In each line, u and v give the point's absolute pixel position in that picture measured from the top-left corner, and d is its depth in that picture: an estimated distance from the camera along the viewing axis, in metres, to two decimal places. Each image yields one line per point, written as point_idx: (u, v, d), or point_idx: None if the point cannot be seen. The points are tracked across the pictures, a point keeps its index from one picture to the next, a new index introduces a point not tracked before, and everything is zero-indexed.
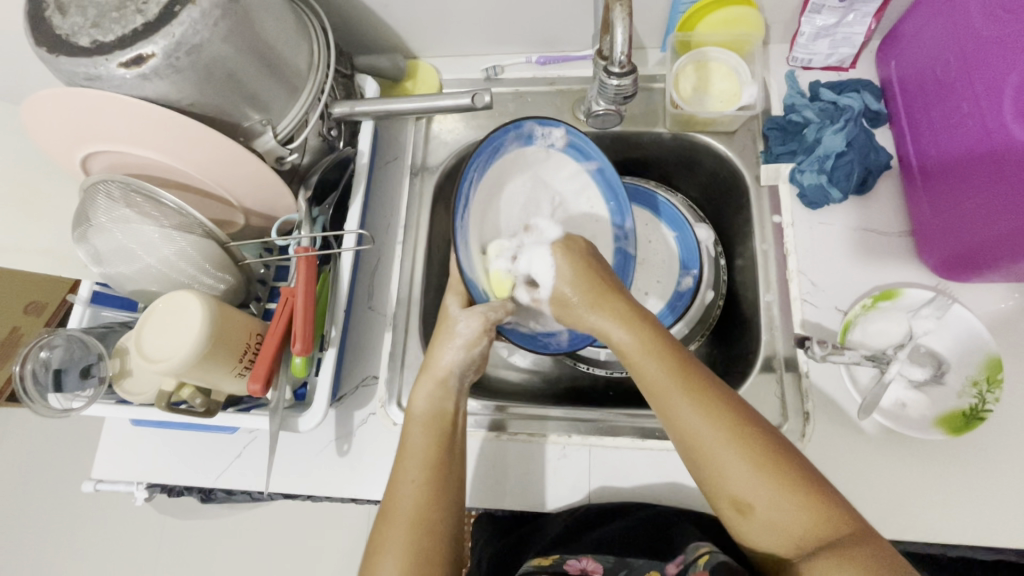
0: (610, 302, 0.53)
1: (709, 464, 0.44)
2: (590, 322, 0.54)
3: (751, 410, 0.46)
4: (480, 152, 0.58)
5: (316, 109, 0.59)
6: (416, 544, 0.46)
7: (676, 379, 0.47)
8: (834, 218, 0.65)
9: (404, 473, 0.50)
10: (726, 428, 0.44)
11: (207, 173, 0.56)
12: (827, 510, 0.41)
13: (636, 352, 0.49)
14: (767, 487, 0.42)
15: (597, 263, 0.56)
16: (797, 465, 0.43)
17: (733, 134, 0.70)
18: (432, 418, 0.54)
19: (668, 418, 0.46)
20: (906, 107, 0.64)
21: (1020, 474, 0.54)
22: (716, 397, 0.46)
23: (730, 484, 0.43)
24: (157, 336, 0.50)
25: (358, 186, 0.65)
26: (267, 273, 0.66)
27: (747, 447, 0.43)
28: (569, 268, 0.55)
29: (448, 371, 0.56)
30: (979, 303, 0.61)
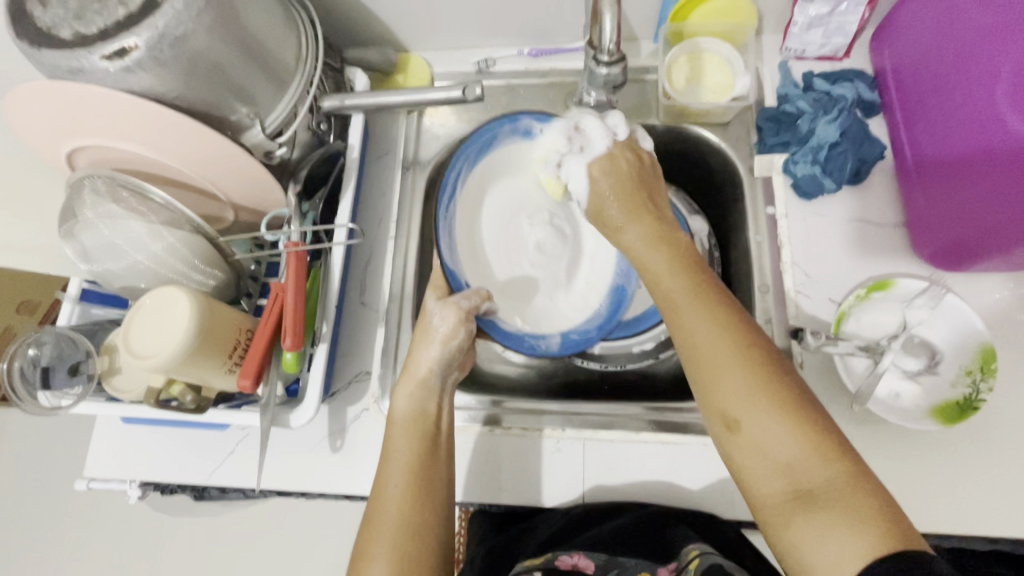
0: (650, 220, 0.53)
1: (704, 367, 0.43)
2: (624, 236, 0.54)
3: (771, 342, 0.43)
4: (474, 141, 0.66)
5: (304, 102, 0.59)
6: (400, 548, 0.46)
7: (693, 295, 0.46)
8: (828, 209, 0.65)
9: (387, 478, 0.50)
10: (731, 341, 0.42)
11: (194, 168, 0.55)
12: (824, 446, 0.38)
13: (661, 270, 0.49)
14: (761, 405, 0.40)
15: (642, 182, 0.57)
16: (801, 394, 0.40)
17: (726, 126, 0.70)
18: (413, 420, 0.54)
19: (676, 324, 0.46)
20: (900, 96, 0.63)
21: (1014, 464, 0.54)
22: (732, 317, 0.44)
23: (724, 396, 0.41)
24: (145, 333, 0.49)
25: (348, 180, 0.64)
26: (258, 269, 0.66)
27: (748, 366, 0.41)
28: (610, 175, 0.57)
29: (428, 371, 0.56)
30: (973, 293, 0.60)
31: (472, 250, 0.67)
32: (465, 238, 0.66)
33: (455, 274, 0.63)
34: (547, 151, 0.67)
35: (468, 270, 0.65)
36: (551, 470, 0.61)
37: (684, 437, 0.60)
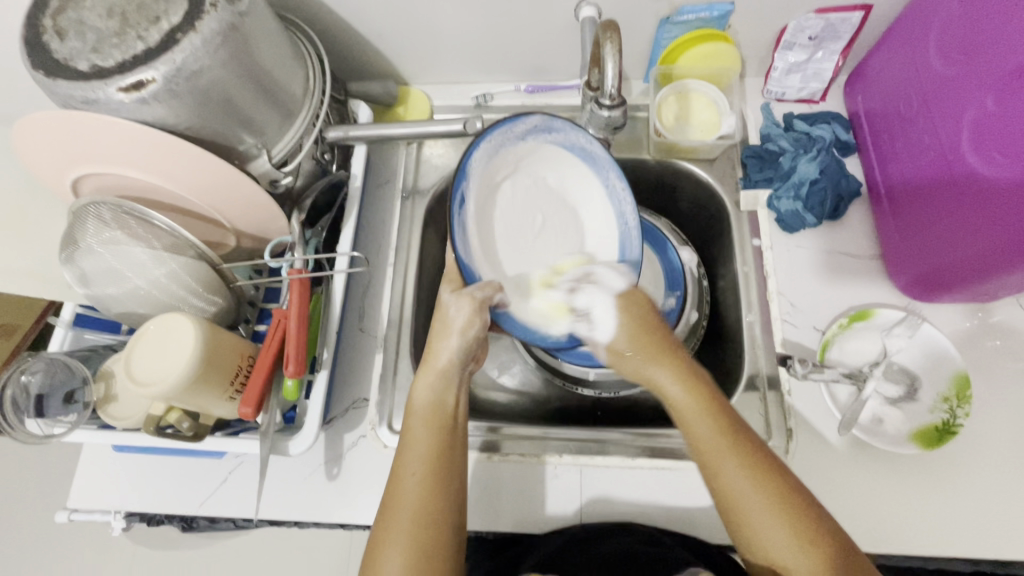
0: (674, 362, 0.55)
1: (746, 522, 0.46)
2: (652, 377, 0.56)
3: (784, 467, 0.49)
4: (493, 129, 0.58)
5: (310, 134, 0.61)
6: (416, 538, 0.47)
7: (726, 445, 0.49)
8: (810, 242, 0.68)
9: (406, 466, 0.51)
10: (770, 497, 0.46)
11: (199, 194, 0.56)
12: (840, 573, 0.43)
13: (692, 415, 0.51)
14: (800, 546, 0.44)
15: (659, 326, 0.59)
16: (829, 531, 0.45)
17: (712, 162, 0.73)
18: (431, 409, 0.54)
19: (715, 480, 0.49)
20: (872, 137, 0.68)
21: (989, 485, 0.57)
22: (763, 463, 0.48)
23: (767, 543, 0.45)
24: (147, 358, 0.49)
25: (351, 209, 0.65)
26: (257, 294, 0.66)
27: (788, 514, 0.45)
28: (629, 326, 0.59)
29: (449, 362, 0.57)
30: (946, 322, 0.64)
31: (487, 243, 0.59)
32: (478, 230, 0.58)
33: (469, 265, 0.56)
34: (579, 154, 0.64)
35: (482, 262, 0.58)
36: (548, 496, 0.61)
37: (679, 462, 0.61)
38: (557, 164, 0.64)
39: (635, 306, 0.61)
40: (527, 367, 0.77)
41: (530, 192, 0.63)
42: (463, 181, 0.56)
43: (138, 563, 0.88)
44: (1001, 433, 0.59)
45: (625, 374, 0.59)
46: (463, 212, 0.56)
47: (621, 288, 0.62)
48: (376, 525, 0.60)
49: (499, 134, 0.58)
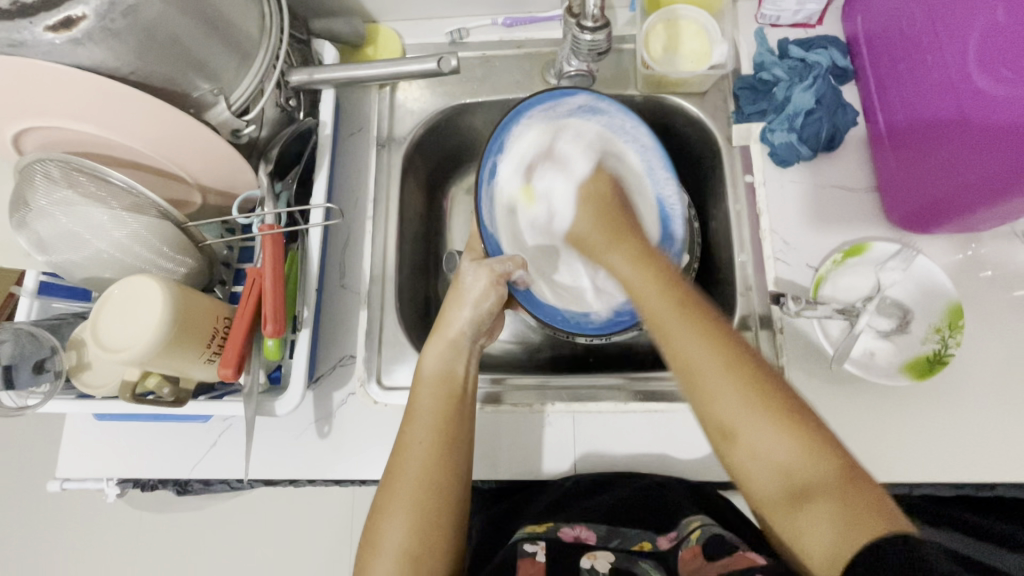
0: (626, 247, 0.57)
1: (707, 397, 0.44)
2: (610, 260, 0.58)
3: (746, 343, 0.46)
4: (536, 102, 0.64)
5: (271, 77, 0.56)
6: (421, 505, 0.49)
7: (672, 309, 0.49)
8: (803, 176, 0.66)
9: (410, 437, 0.52)
10: (723, 359, 0.44)
11: (155, 148, 0.52)
12: (794, 439, 0.41)
13: (640, 287, 0.53)
14: (754, 413, 0.42)
15: (616, 216, 0.61)
16: (789, 401, 0.42)
17: (703, 95, 0.69)
18: (440, 380, 0.55)
19: (665, 339, 0.48)
20: (872, 63, 0.64)
21: (977, 411, 0.57)
22: (715, 329, 0.46)
23: (719, 409, 0.43)
24: (115, 324, 0.47)
25: (322, 157, 0.62)
26: (230, 254, 0.63)
27: (740, 380, 0.43)
28: (588, 209, 0.63)
29: (460, 333, 0.58)
30: (939, 253, 0.63)
31: (508, 217, 0.68)
32: (501, 205, 0.68)
33: (494, 240, 0.65)
34: (615, 127, 0.65)
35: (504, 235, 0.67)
36: (543, 443, 0.61)
37: (672, 405, 0.60)
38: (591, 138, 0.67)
39: (593, 186, 0.64)
40: (518, 318, 0.75)
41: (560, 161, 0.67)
42: (486, 167, 0.65)
43: (127, 532, 0.86)
44: (990, 362, 0.59)
45: (591, 258, 0.62)
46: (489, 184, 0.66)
47: (581, 173, 0.65)
48: (371, 479, 0.60)
49: (541, 111, 0.65)
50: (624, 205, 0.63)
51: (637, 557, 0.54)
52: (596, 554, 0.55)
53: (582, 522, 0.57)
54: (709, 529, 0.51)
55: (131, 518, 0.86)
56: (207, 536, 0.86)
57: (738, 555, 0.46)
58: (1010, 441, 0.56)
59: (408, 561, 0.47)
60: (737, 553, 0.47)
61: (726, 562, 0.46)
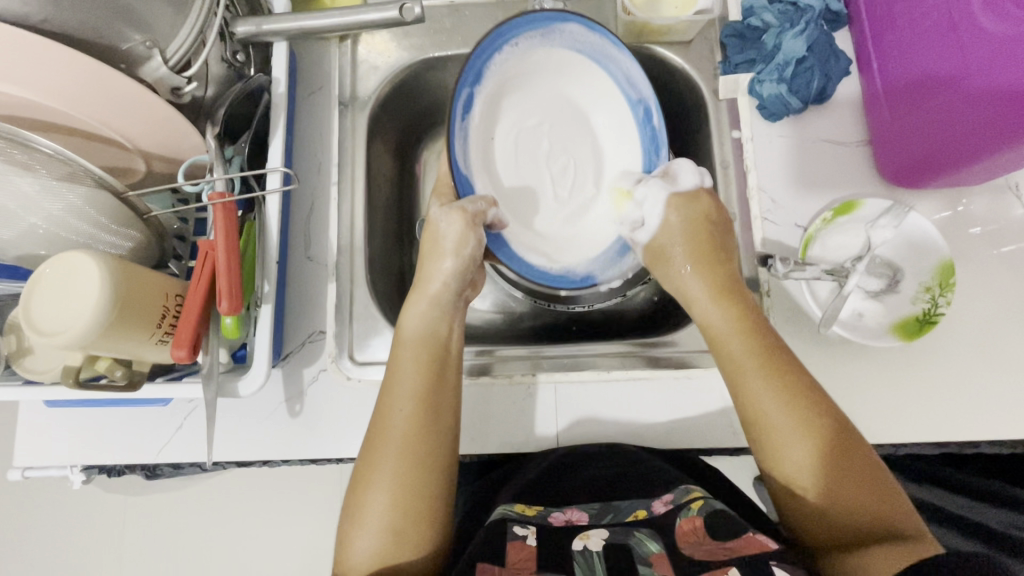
0: (717, 268, 0.54)
1: (772, 436, 0.46)
2: (684, 279, 0.55)
3: (814, 382, 0.48)
4: (530, 24, 0.57)
5: (212, 27, 0.50)
6: (403, 474, 0.47)
7: (754, 359, 0.48)
8: (793, 130, 0.62)
9: (391, 401, 0.49)
10: (802, 412, 0.46)
11: (85, 111, 0.46)
12: (864, 474, 0.44)
13: (724, 333, 0.51)
14: (825, 467, 0.44)
15: (717, 231, 0.56)
16: (868, 461, 0.45)
17: (688, 45, 0.65)
18: (422, 340, 0.52)
19: (739, 389, 0.48)
20: (867, 6, 0.60)
21: (963, 371, 0.56)
22: (794, 379, 0.47)
23: (790, 459, 0.45)
24: (50, 306, 0.43)
25: (277, 117, 0.57)
26: (185, 227, 0.58)
27: (799, 405, 0.46)
28: (681, 227, 0.56)
29: (440, 288, 0.55)
30: (931, 210, 0.60)
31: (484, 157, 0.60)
32: (479, 142, 0.60)
33: (466, 178, 0.57)
34: (595, 56, 0.60)
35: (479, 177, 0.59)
36: (524, 416, 0.59)
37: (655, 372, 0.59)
38: (581, 77, 0.62)
39: (687, 211, 0.56)
40: (497, 288, 0.72)
41: (537, 104, 0.62)
42: (461, 100, 0.57)
43: (103, 515, 0.84)
44: (978, 320, 0.57)
45: (664, 274, 0.57)
46: (468, 120, 0.58)
47: (684, 188, 0.57)
48: (347, 458, 0.58)
49: (529, 38, 0.58)
50: (724, 234, 0.56)
51: (633, 528, 0.51)
52: (589, 533, 0.51)
53: (571, 507, 0.55)
54: (711, 504, 0.49)
55: (106, 501, 0.84)
56: (186, 517, 0.84)
57: (748, 537, 0.44)
58: (996, 400, 0.56)
59: (389, 534, 0.46)
60: (746, 536, 0.45)
61: (733, 545, 0.44)
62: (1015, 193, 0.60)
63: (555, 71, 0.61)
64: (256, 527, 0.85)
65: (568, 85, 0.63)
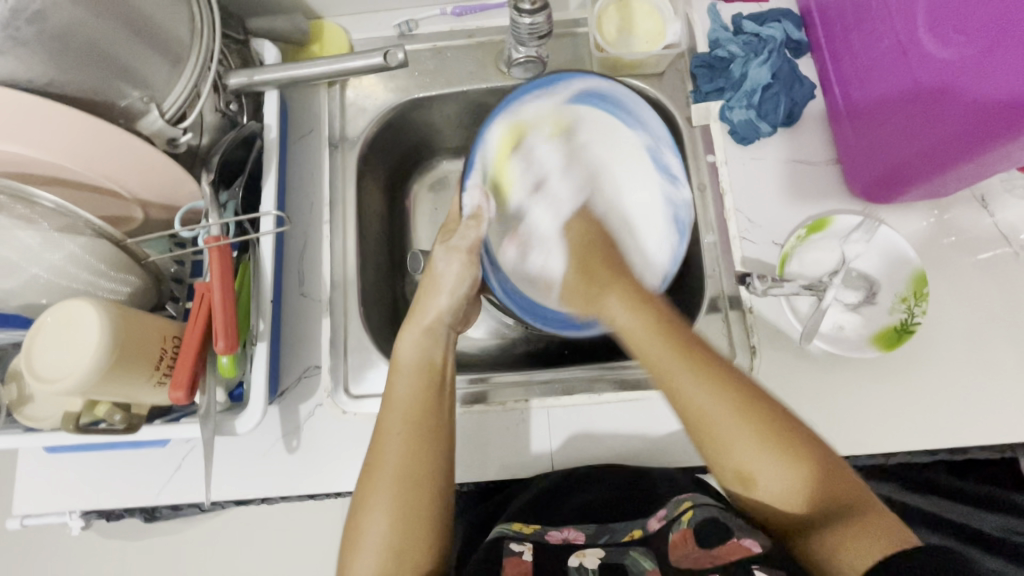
0: (624, 289, 0.54)
1: (713, 439, 0.44)
2: (621, 319, 0.52)
3: (744, 377, 0.46)
4: (557, 80, 0.62)
5: (207, 81, 0.53)
6: (404, 495, 0.47)
7: (679, 358, 0.46)
8: (766, 152, 0.65)
9: (389, 427, 0.50)
10: (734, 401, 0.44)
11: (87, 165, 0.48)
12: (806, 470, 0.42)
13: (641, 337, 0.49)
14: (748, 433, 0.43)
15: (612, 258, 0.58)
16: (796, 434, 0.43)
17: (661, 76, 0.68)
18: (417, 367, 0.54)
19: (672, 391, 0.46)
20: (825, 34, 0.63)
21: (947, 378, 0.58)
22: (723, 373, 0.46)
23: (743, 461, 0.43)
24: (50, 354, 0.44)
25: (269, 161, 0.60)
26: (182, 270, 0.59)
27: (723, 386, 0.45)
28: (575, 257, 0.60)
29: (435, 320, 0.58)
30: (902, 222, 0.63)
31: (497, 185, 0.65)
32: (492, 182, 0.64)
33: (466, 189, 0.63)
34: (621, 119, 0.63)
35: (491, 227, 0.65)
36: (519, 441, 0.60)
37: (646, 393, 0.59)
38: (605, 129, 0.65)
39: (576, 232, 0.62)
40: (490, 315, 0.74)
41: (547, 153, 0.65)
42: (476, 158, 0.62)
43: (102, 562, 0.83)
44: (956, 327, 0.59)
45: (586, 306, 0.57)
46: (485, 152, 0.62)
47: (567, 211, 0.64)
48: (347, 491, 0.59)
49: (557, 91, 0.62)
50: (609, 248, 0.60)
51: (627, 548, 0.52)
52: (585, 551, 0.53)
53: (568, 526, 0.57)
54: (702, 511, 0.49)
55: (104, 546, 0.83)
56: (186, 559, 0.83)
57: (730, 544, 0.44)
58: (980, 405, 0.57)
59: (390, 552, 0.46)
60: (732, 541, 0.44)
61: (716, 551, 0.45)
62: (982, 203, 0.62)
63: (540, 131, 0.64)
64: (257, 567, 0.84)
65: (592, 136, 0.65)
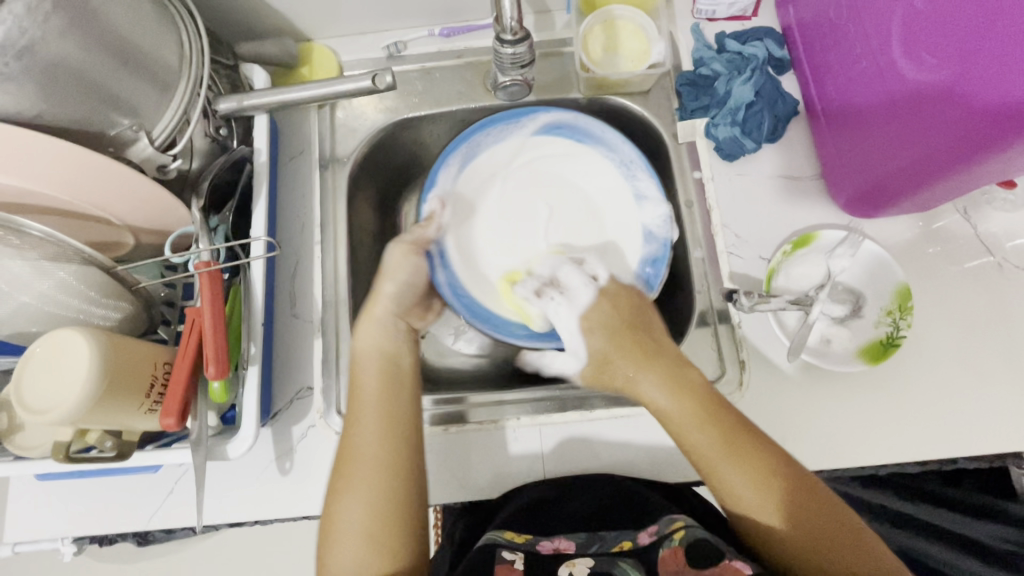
0: (659, 365, 0.54)
1: (742, 502, 0.48)
2: (652, 394, 0.53)
3: (754, 426, 0.51)
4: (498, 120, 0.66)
5: (196, 106, 0.53)
6: (377, 482, 0.49)
7: (721, 446, 0.49)
8: (751, 168, 0.66)
9: (357, 415, 0.52)
10: (762, 476, 0.48)
11: (77, 195, 0.49)
12: (815, 514, 0.46)
13: (685, 424, 0.51)
14: (767, 491, 0.47)
15: (637, 317, 0.58)
16: (799, 478, 0.48)
17: (646, 94, 0.69)
18: (376, 354, 0.56)
19: (715, 480, 0.49)
20: (806, 52, 0.65)
21: (934, 388, 0.58)
22: (754, 448, 0.49)
23: (765, 515, 0.47)
24: (40, 385, 0.44)
25: (259, 185, 0.60)
26: (172, 293, 0.60)
27: (737, 447, 0.49)
28: (601, 321, 0.58)
29: (383, 309, 0.59)
30: (887, 235, 0.64)
31: (462, 207, 0.67)
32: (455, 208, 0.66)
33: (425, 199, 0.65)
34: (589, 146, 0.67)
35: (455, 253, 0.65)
36: (512, 457, 0.60)
37: (636, 409, 0.59)
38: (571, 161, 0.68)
39: (608, 308, 0.59)
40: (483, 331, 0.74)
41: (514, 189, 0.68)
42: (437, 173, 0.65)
43: None
44: (942, 338, 0.60)
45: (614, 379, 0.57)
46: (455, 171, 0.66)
47: (585, 301, 0.60)
48: None
49: (501, 127, 0.66)
50: (643, 317, 0.58)
51: (617, 559, 0.53)
52: (575, 561, 0.53)
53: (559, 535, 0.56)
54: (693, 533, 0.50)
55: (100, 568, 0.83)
56: None
57: (724, 564, 0.46)
58: (967, 415, 0.57)
59: (365, 538, 0.47)
60: (724, 562, 0.46)
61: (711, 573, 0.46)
62: (964, 215, 0.63)
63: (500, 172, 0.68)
64: None
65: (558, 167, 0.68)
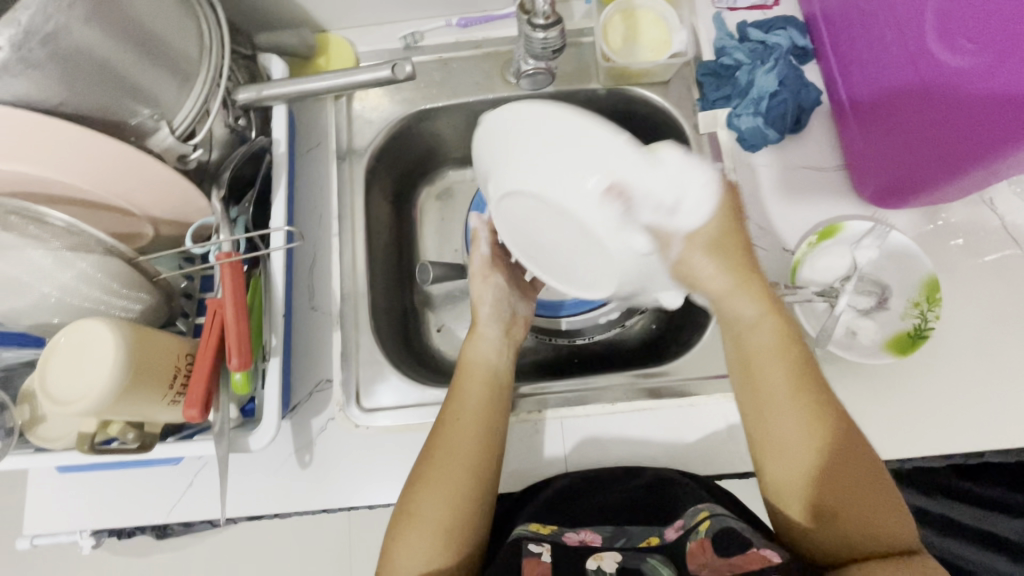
0: (754, 282, 0.51)
1: (772, 446, 0.48)
2: (732, 304, 0.52)
3: (832, 396, 0.49)
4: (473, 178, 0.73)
5: (216, 97, 0.53)
6: (463, 487, 0.50)
7: (788, 384, 0.49)
8: (773, 159, 0.65)
9: (459, 417, 0.53)
10: (816, 431, 0.47)
11: (98, 185, 0.48)
12: (858, 495, 0.46)
13: (758, 351, 0.50)
14: (809, 446, 0.47)
15: (745, 233, 0.50)
16: (865, 464, 0.47)
17: (666, 84, 0.68)
18: (484, 370, 0.57)
19: (760, 421, 0.49)
20: (831, 41, 0.64)
21: (961, 381, 0.58)
22: (820, 404, 0.48)
23: (788, 470, 0.47)
24: (64, 376, 0.44)
25: (278, 176, 0.60)
26: (191, 285, 0.59)
27: (801, 408, 0.48)
28: (716, 228, 0.49)
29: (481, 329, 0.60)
30: (912, 226, 0.63)
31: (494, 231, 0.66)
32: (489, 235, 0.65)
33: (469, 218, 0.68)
34: None
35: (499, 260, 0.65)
36: (533, 449, 0.60)
37: (658, 402, 0.59)
38: None
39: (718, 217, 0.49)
40: None
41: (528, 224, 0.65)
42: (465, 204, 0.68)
43: None
44: (969, 330, 0.59)
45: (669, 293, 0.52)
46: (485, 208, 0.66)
47: (680, 207, 0.47)
48: (360, 505, 0.58)
49: None
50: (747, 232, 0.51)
51: (645, 555, 0.52)
52: (602, 555, 0.52)
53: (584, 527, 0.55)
54: (720, 521, 0.50)
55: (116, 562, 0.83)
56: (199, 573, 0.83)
57: (751, 553, 0.46)
58: (996, 409, 0.56)
59: (440, 538, 0.49)
60: (749, 551, 0.46)
61: (737, 562, 0.46)
62: (990, 206, 0.62)
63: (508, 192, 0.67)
64: None
65: None
